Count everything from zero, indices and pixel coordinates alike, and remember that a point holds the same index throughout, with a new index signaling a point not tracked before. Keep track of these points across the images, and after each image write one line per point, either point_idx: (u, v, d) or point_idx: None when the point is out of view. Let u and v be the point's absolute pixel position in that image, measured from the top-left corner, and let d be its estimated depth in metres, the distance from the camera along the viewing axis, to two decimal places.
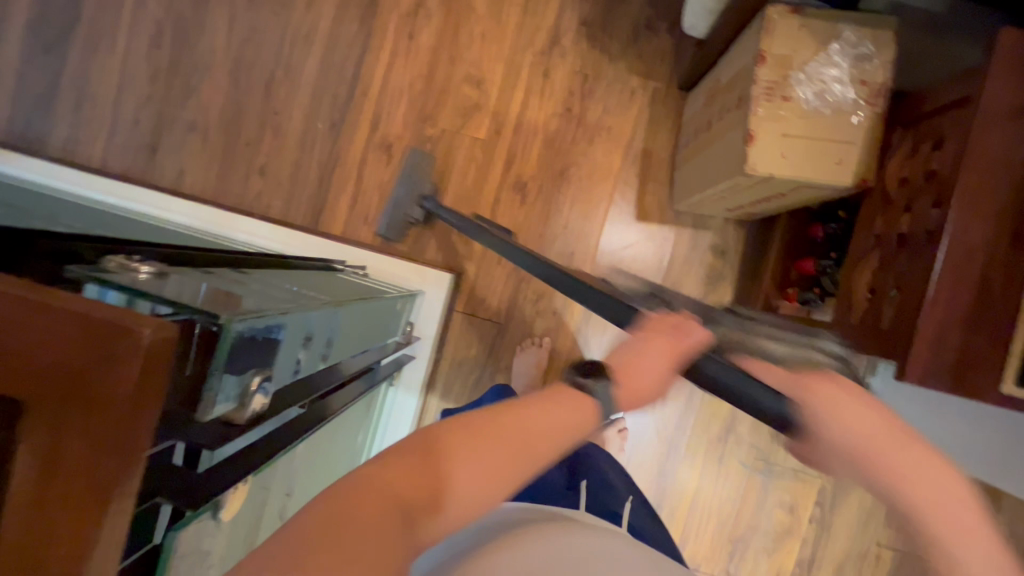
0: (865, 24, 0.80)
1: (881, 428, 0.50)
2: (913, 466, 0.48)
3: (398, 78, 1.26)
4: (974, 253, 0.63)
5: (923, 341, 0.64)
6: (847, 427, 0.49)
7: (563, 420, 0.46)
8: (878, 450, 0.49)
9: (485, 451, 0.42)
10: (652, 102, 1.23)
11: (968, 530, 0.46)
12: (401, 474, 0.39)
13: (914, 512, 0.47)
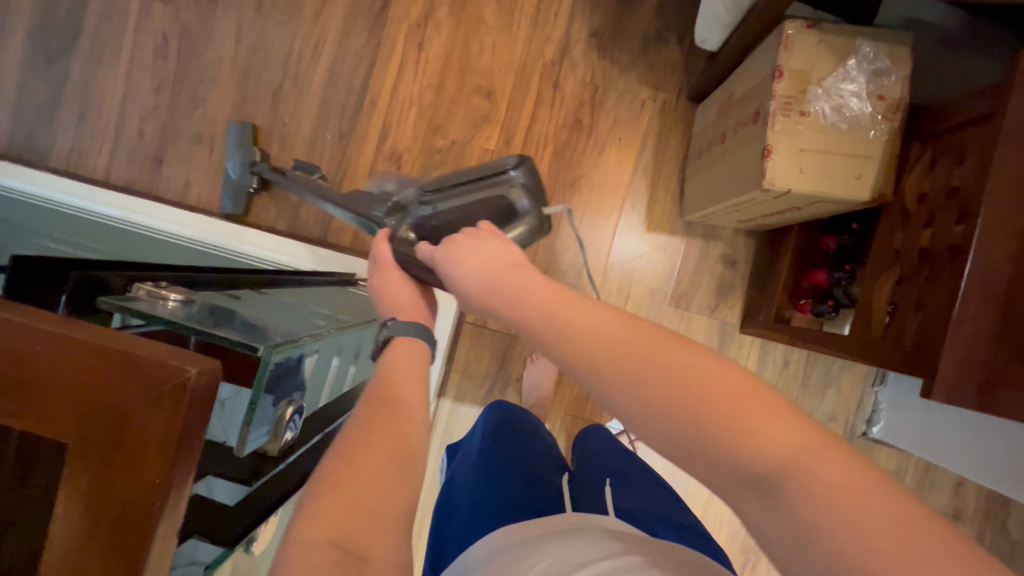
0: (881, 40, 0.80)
1: (512, 280, 0.53)
2: (541, 301, 0.50)
3: (407, 88, 1.25)
4: (999, 270, 0.63)
5: (949, 358, 0.64)
6: (477, 266, 0.57)
7: (409, 357, 0.55)
8: (522, 288, 0.52)
9: (396, 414, 0.48)
10: (663, 113, 1.23)
11: (667, 342, 0.43)
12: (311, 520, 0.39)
13: (577, 351, 0.46)
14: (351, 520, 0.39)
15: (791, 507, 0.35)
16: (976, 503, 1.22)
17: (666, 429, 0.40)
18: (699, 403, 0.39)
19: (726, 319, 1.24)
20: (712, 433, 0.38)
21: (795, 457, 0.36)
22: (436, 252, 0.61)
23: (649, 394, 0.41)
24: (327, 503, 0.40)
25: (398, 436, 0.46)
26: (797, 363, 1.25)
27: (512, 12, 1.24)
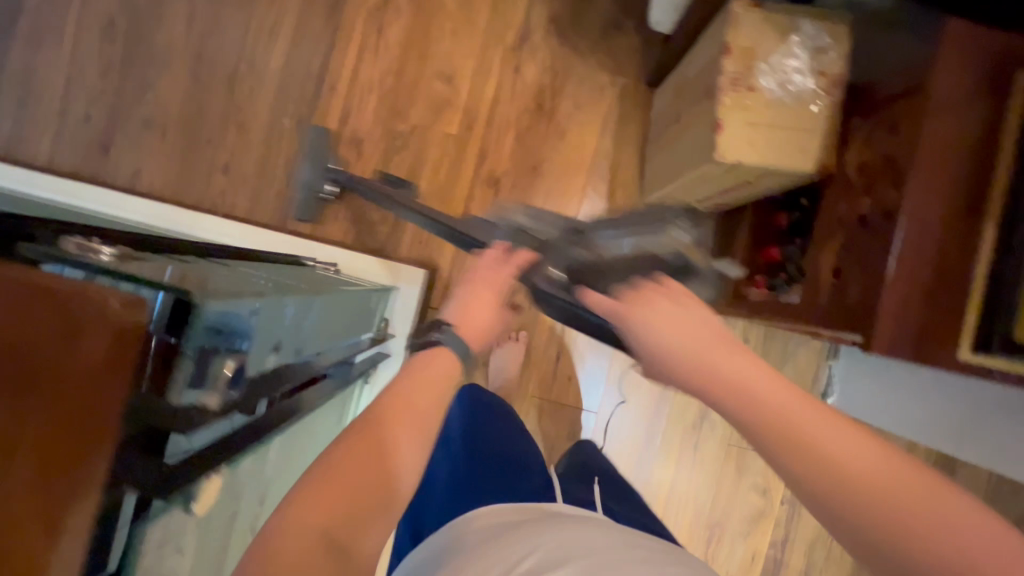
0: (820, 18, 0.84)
1: (711, 351, 0.45)
2: (738, 378, 0.43)
3: (367, 73, 1.24)
4: (931, 229, 0.67)
5: (888, 314, 0.67)
6: (656, 335, 0.47)
7: (439, 372, 0.55)
8: (729, 343, 0.45)
9: (406, 424, 0.49)
10: (622, 98, 1.25)
11: (876, 449, 0.39)
12: (303, 508, 0.43)
13: (789, 444, 0.40)
14: (345, 521, 0.43)
15: None
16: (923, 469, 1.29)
17: (854, 526, 0.39)
18: (893, 499, 0.38)
19: None
20: (909, 540, 0.37)
21: (980, 543, 0.37)
22: (605, 302, 0.52)
23: (834, 485, 0.39)
24: (313, 501, 0.43)
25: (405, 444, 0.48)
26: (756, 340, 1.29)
27: None
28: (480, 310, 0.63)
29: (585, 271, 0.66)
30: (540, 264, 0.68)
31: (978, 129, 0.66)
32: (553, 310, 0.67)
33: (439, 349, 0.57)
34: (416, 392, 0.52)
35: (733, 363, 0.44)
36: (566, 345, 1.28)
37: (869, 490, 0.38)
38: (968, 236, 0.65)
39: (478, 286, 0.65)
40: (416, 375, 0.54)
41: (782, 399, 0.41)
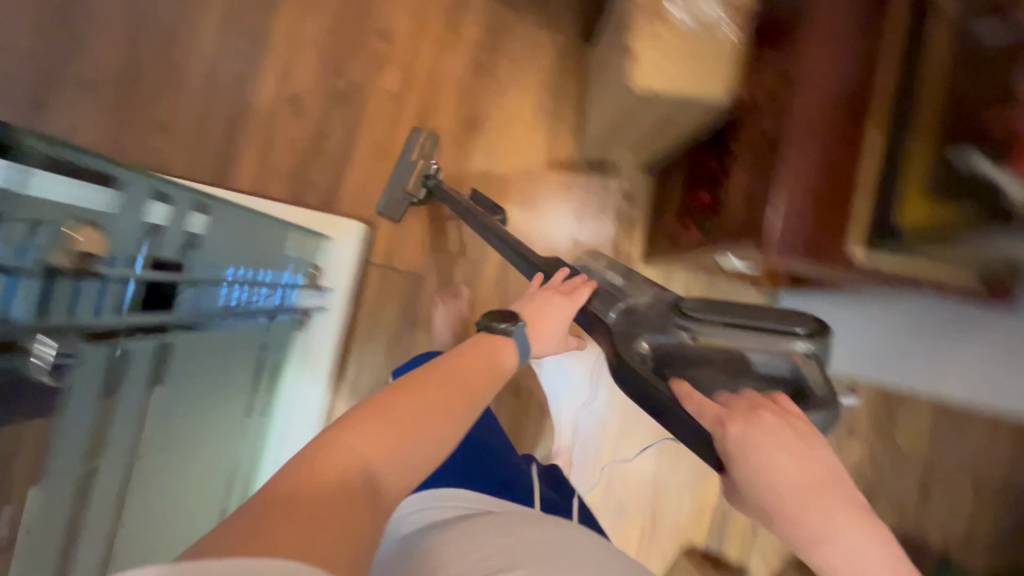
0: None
1: (808, 491, 0.48)
2: (818, 521, 0.47)
3: (306, 32, 1.25)
4: (819, 136, 0.70)
5: (785, 218, 0.71)
6: (760, 471, 0.51)
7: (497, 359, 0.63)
8: (818, 495, 0.48)
9: (438, 389, 0.52)
10: (559, 54, 1.27)
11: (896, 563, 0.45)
12: (359, 438, 0.45)
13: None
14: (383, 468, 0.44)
15: None
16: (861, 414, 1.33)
17: None
18: None
19: (629, 252, 1.28)
20: None
21: None
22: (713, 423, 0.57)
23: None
24: (348, 460, 0.43)
25: (434, 400, 0.51)
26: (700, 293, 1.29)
27: None
28: (553, 317, 0.75)
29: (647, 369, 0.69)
30: (637, 334, 0.73)
31: (857, 40, 0.70)
32: (620, 382, 0.73)
33: (506, 339, 0.66)
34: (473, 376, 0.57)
35: (854, 525, 0.46)
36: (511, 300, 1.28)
37: None
38: (853, 138, 0.69)
39: (557, 298, 0.77)
40: (451, 375, 0.56)
41: (847, 543, 0.46)
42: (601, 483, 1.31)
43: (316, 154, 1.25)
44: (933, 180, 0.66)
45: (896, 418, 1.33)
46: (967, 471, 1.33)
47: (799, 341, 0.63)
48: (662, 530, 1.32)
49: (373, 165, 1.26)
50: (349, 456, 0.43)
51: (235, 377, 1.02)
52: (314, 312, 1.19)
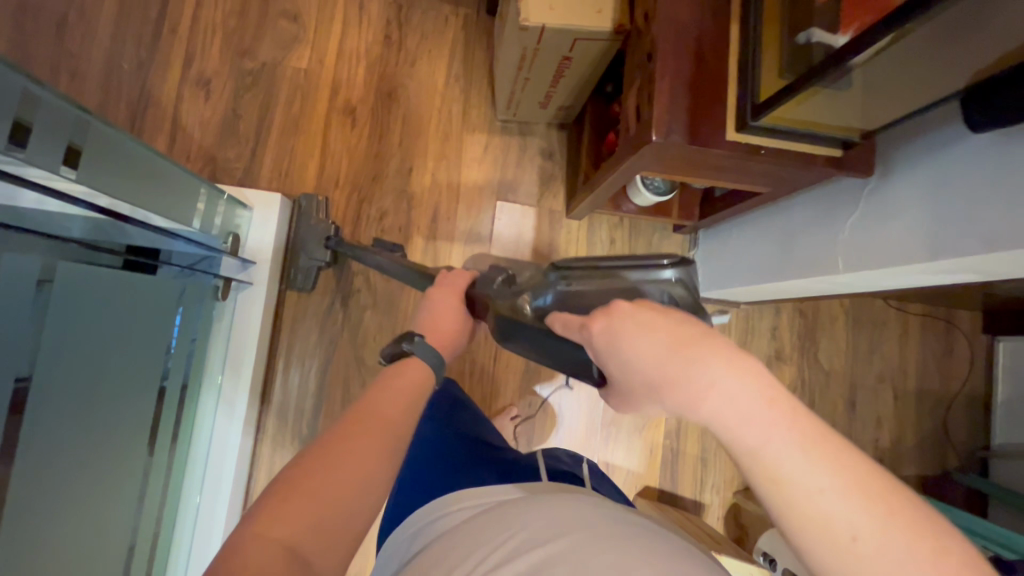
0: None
1: (625, 330, 0.41)
2: (691, 378, 0.39)
3: (209, 15, 1.25)
4: (687, 31, 0.76)
5: (661, 104, 0.75)
6: (620, 354, 0.42)
7: (413, 375, 0.59)
8: (681, 354, 0.40)
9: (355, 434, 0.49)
10: (465, 26, 1.33)
11: (704, 344, 0.40)
12: (284, 512, 0.43)
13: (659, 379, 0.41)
14: None
15: (771, 490, 0.38)
16: (790, 342, 1.40)
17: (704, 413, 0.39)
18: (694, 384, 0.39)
19: (553, 207, 1.33)
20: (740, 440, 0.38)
21: (786, 451, 0.37)
22: (570, 331, 0.45)
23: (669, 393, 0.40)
24: None
25: (358, 457, 0.48)
26: (623, 240, 1.35)
27: None
28: (445, 314, 0.72)
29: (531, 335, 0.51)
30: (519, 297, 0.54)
31: None
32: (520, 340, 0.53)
33: (409, 359, 0.61)
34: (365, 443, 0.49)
35: (647, 330, 0.41)
36: (441, 263, 1.28)
37: (705, 378, 0.39)
38: (717, 37, 0.76)
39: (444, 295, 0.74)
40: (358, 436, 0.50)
41: (642, 343, 0.41)
42: (551, 438, 1.31)
43: (229, 133, 1.23)
44: (783, 58, 0.71)
45: (820, 340, 1.42)
46: (887, 381, 1.43)
47: (663, 270, 0.44)
48: (618, 478, 1.32)
49: (289, 141, 1.25)
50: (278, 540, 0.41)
51: (135, 401, 0.90)
52: (239, 286, 1.17)
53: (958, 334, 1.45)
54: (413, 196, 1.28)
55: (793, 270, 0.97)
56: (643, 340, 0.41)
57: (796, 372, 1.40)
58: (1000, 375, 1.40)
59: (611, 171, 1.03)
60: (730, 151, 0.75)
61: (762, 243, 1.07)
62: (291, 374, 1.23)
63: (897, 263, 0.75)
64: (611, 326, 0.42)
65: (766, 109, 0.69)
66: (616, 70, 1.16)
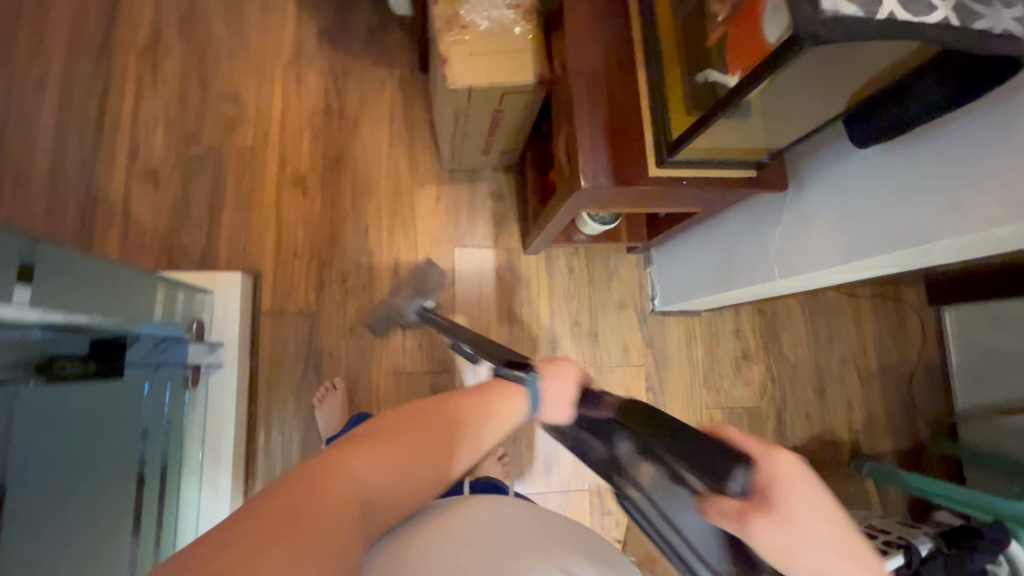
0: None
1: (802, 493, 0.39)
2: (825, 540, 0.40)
3: (149, 107, 1.27)
4: (599, 83, 0.82)
5: (586, 151, 0.80)
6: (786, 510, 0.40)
7: (508, 409, 0.59)
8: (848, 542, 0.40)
9: (434, 428, 0.51)
10: (402, 85, 1.38)
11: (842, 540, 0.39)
12: (360, 458, 0.45)
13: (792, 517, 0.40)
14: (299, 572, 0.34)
15: None
16: (754, 341, 1.46)
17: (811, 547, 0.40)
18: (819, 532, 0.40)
19: (510, 245, 1.37)
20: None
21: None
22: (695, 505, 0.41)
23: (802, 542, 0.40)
24: (260, 520, 0.36)
25: (429, 446, 0.50)
26: (581, 267, 1.40)
27: (238, 24, 1.34)
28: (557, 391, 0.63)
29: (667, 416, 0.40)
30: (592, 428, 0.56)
31: (609, 8, 0.85)
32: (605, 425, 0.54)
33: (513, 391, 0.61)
34: (440, 427, 0.52)
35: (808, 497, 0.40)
36: None
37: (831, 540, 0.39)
38: (626, 83, 0.83)
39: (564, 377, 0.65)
40: (439, 420, 0.52)
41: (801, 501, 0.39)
42: (539, 471, 1.33)
43: (182, 218, 1.25)
44: (686, 92, 0.76)
45: (782, 335, 1.48)
46: (850, 363, 1.50)
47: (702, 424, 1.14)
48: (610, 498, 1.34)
49: (243, 218, 1.28)
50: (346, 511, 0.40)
51: (108, 487, 0.93)
52: (209, 369, 1.16)
53: (908, 311, 1.53)
54: (373, 253, 1.31)
55: (734, 280, 1.03)
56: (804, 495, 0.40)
57: (763, 369, 1.46)
58: (953, 341, 1.47)
59: (555, 208, 1.08)
60: (655, 185, 0.81)
61: (708, 258, 1.13)
62: (273, 447, 1.23)
63: (820, 265, 0.81)
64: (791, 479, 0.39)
65: (682, 146, 0.75)
66: (549, 112, 1.22)
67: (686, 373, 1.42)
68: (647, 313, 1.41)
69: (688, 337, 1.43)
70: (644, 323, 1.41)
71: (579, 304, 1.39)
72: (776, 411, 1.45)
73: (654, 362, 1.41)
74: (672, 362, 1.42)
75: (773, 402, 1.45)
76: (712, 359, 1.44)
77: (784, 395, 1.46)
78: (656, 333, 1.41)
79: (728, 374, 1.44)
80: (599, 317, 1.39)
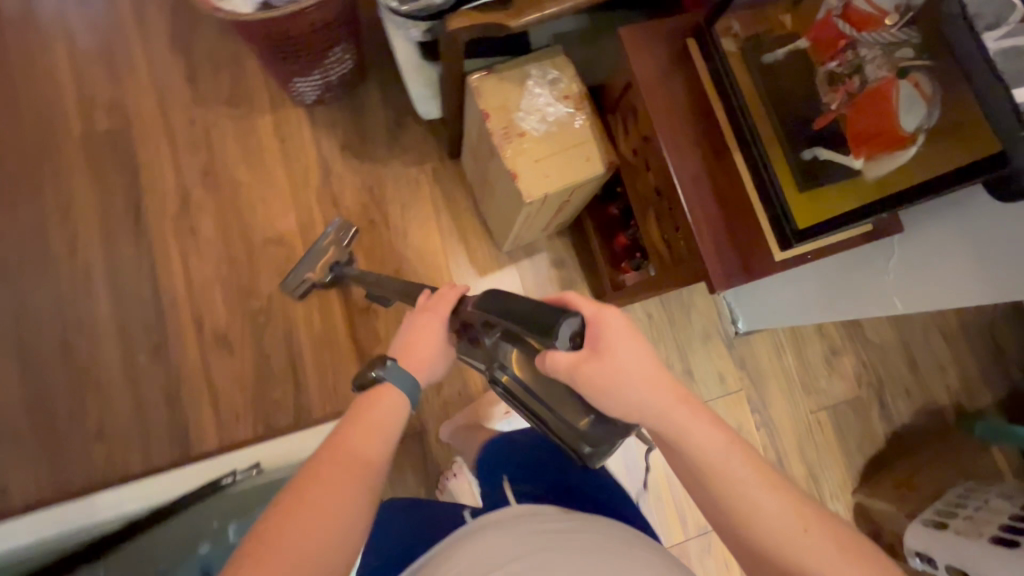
0: (527, 11, 0.85)
1: (624, 343, 0.67)
2: (651, 384, 0.68)
3: (200, 272, 1.25)
4: (699, 177, 0.81)
5: (709, 253, 0.79)
6: (622, 365, 0.67)
7: (384, 411, 0.66)
8: (667, 388, 0.67)
9: (339, 470, 0.58)
10: (437, 178, 1.36)
11: (660, 385, 0.68)
12: (283, 534, 0.51)
13: (625, 374, 0.67)
14: None
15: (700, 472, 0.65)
16: (839, 334, 1.46)
17: (637, 394, 0.67)
18: (642, 384, 0.67)
19: None
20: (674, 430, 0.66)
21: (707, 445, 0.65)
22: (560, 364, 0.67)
23: (626, 379, 0.67)
24: None
25: (343, 486, 0.57)
26: (659, 310, 1.39)
27: (261, 164, 1.31)
28: (427, 335, 0.74)
29: (513, 299, 0.67)
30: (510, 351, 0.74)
31: (684, 91, 0.83)
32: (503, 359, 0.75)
33: (384, 385, 0.68)
34: (341, 465, 0.58)
35: (629, 349, 0.68)
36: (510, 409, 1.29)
37: (646, 384, 0.67)
38: (725, 169, 0.81)
39: (428, 315, 0.75)
40: (338, 454, 0.60)
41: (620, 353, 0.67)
42: (677, 521, 1.33)
43: (267, 377, 1.23)
44: (796, 174, 0.75)
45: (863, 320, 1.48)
46: (934, 329, 1.51)
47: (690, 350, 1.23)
48: None
49: (324, 357, 1.25)
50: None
51: None
52: None
53: None
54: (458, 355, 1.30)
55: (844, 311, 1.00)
56: (626, 350, 0.67)
57: (854, 358, 1.46)
58: None
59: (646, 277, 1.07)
60: (785, 267, 0.79)
61: (790, 292, 1.11)
62: None
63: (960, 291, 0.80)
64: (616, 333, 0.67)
65: (818, 235, 0.73)
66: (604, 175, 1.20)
67: (784, 383, 1.42)
68: (732, 336, 1.41)
69: (777, 350, 1.43)
70: (732, 348, 1.41)
71: (667, 347, 1.38)
72: (877, 395, 1.45)
73: (751, 382, 1.41)
74: (768, 378, 1.42)
75: (871, 387, 1.45)
76: (804, 364, 1.44)
77: (881, 378, 1.46)
78: (745, 353, 1.41)
79: (824, 373, 1.44)
80: (689, 353, 1.39)
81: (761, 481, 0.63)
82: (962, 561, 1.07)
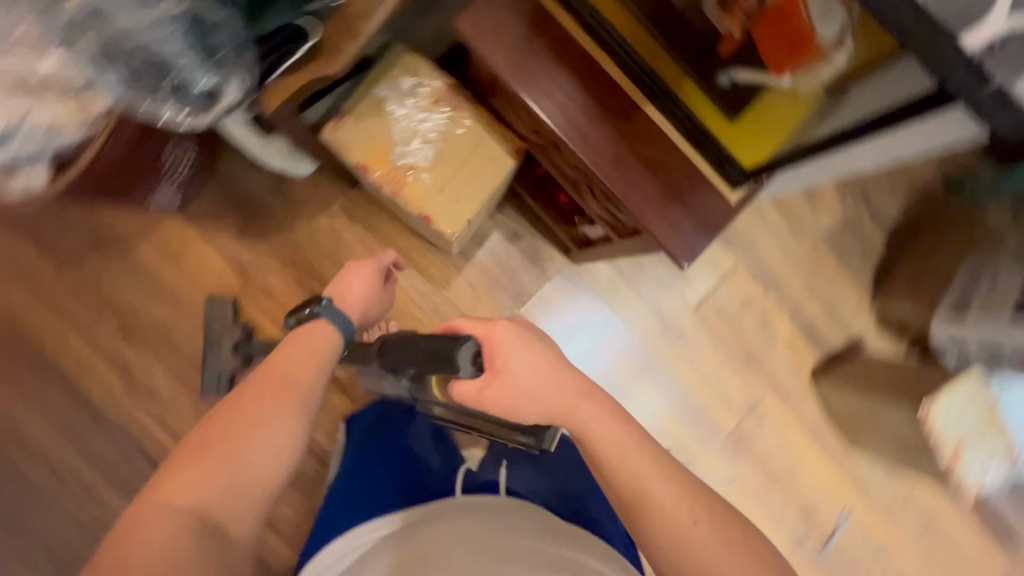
0: (344, 43, 0.73)
1: (522, 350, 0.71)
2: (551, 391, 0.70)
3: (185, 428, 1.19)
4: (618, 151, 0.71)
5: (664, 228, 0.72)
6: (521, 372, 0.70)
7: (316, 339, 0.79)
8: (567, 391, 0.70)
9: (279, 384, 0.72)
10: (350, 215, 1.22)
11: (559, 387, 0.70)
12: (228, 429, 0.67)
13: (531, 387, 0.69)
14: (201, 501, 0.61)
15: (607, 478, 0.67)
16: None
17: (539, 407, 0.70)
18: (543, 395, 0.70)
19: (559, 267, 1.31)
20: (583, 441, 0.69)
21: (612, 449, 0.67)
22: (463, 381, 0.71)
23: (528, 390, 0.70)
24: (174, 485, 0.61)
25: (281, 398, 0.71)
26: None
27: (172, 295, 1.19)
28: (355, 284, 0.89)
29: (408, 340, 0.72)
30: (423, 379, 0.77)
31: (559, 59, 0.70)
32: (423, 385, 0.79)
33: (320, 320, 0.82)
34: (282, 376, 0.73)
35: (528, 354, 0.71)
36: None
37: (543, 399, 0.70)
38: (639, 128, 0.71)
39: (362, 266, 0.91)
40: (280, 368, 0.74)
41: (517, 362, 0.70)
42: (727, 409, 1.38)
43: None
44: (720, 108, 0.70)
45: None
46: None
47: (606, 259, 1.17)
48: (790, 386, 1.38)
49: None
50: (186, 510, 0.60)
51: None
52: None
53: None
54: None
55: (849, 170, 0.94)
56: (524, 360, 0.71)
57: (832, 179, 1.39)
58: None
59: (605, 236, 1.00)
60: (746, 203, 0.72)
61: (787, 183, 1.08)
62: None
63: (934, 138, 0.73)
64: (509, 345, 0.71)
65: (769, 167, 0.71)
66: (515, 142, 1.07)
67: (774, 238, 1.39)
68: None
69: (756, 210, 1.37)
70: None
71: (651, 262, 1.34)
72: (865, 204, 1.41)
73: (743, 254, 1.38)
74: (758, 241, 1.38)
75: (857, 199, 1.41)
76: (785, 210, 1.39)
77: (864, 185, 1.41)
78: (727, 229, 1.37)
79: (808, 209, 1.39)
80: None
81: (659, 478, 0.65)
82: (993, 337, 1.07)
